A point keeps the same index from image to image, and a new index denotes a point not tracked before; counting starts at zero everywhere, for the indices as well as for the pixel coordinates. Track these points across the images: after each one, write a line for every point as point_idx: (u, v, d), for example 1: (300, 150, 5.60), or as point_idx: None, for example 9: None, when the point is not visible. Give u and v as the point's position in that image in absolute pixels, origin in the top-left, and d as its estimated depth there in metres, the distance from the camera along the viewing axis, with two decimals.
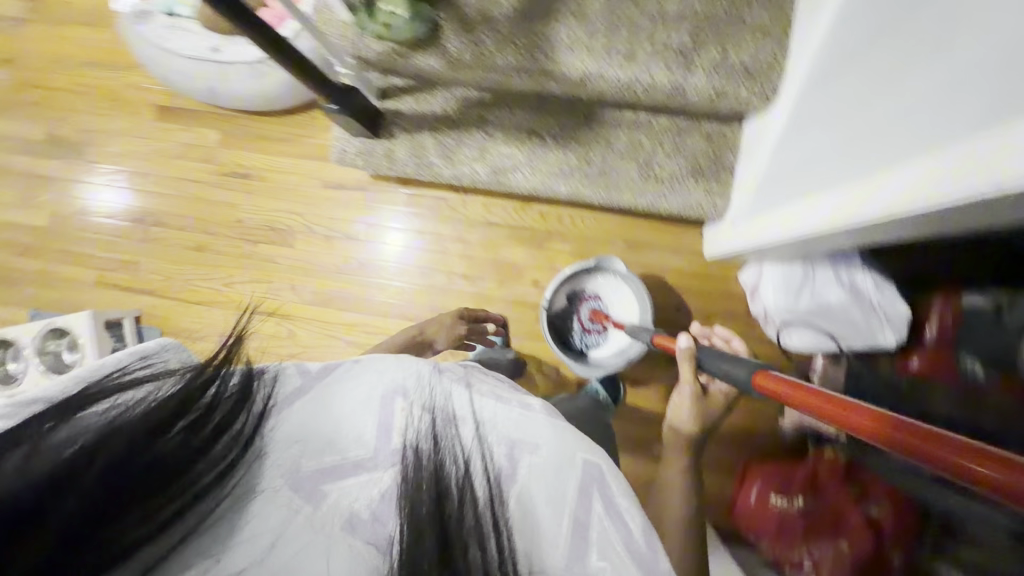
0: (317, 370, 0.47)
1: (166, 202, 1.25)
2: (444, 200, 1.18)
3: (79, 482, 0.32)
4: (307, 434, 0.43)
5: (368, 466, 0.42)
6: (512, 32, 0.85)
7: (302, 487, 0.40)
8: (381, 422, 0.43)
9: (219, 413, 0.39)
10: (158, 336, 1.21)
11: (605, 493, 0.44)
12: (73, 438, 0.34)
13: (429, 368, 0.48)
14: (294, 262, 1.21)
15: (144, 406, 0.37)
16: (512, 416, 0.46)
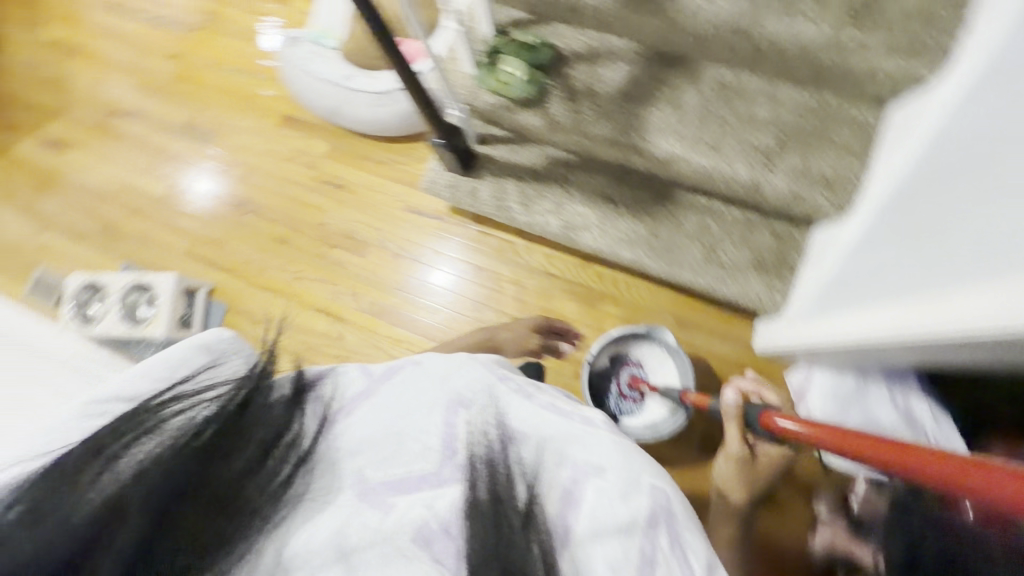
0: (380, 373, 0.55)
1: (265, 195, 1.39)
2: (511, 243, 1.25)
3: (158, 498, 0.42)
4: (376, 440, 0.49)
5: (435, 479, 0.47)
6: (611, 107, 0.94)
7: (370, 496, 0.47)
8: (445, 432, 0.49)
9: (255, 435, 0.47)
10: (223, 311, 1.31)
11: (671, 527, 0.49)
12: (147, 459, 0.44)
13: (494, 384, 0.55)
14: (361, 271, 1.29)
15: (196, 426, 0.46)
16: (577, 440, 0.51)
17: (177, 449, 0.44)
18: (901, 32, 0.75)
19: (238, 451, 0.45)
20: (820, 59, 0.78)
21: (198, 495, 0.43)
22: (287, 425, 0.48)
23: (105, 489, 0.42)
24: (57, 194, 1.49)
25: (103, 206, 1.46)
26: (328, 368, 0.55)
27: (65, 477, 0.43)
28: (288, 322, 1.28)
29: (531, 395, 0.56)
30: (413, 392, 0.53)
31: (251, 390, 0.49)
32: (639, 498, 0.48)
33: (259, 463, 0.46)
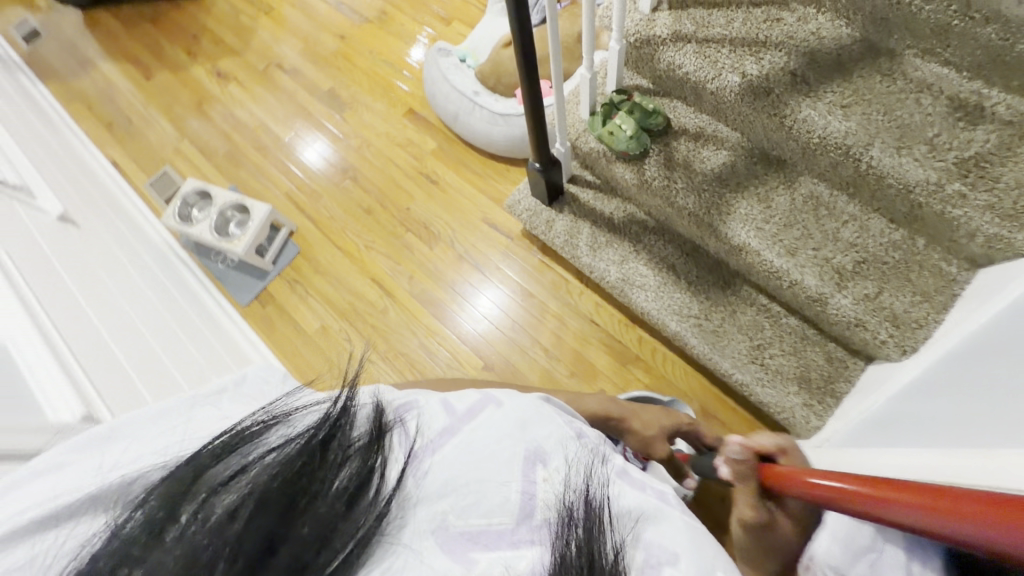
0: (462, 412, 0.50)
1: (368, 168, 1.53)
2: (566, 282, 1.29)
3: (250, 527, 0.36)
4: (456, 487, 0.44)
5: (513, 540, 0.42)
6: (702, 184, 0.99)
7: (447, 548, 0.41)
8: (524, 490, 0.44)
9: (341, 471, 0.42)
10: (294, 252, 1.43)
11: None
12: (236, 499, 0.38)
13: (569, 437, 0.50)
14: (425, 260, 1.38)
15: (284, 455, 0.41)
16: (646, 521, 0.46)
17: (265, 483, 0.39)
18: (1007, 195, 0.73)
19: (327, 487, 0.40)
20: (917, 199, 0.79)
21: (285, 546, 0.36)
22: (370, 460, 0.43)
23: (185, 538, 0.35)
24: (205, 116, 1.72)
25: (237, 136, 1.66)
26: (395, 402, 0.52)
27: (155, 520, 0.37)
28: (346, 282, 1.38)
29: (605, 457, 0.51)
30: (490, 445, 0.47)
31: (337, 413, 0.45)
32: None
33: (346, 507, 0.40)
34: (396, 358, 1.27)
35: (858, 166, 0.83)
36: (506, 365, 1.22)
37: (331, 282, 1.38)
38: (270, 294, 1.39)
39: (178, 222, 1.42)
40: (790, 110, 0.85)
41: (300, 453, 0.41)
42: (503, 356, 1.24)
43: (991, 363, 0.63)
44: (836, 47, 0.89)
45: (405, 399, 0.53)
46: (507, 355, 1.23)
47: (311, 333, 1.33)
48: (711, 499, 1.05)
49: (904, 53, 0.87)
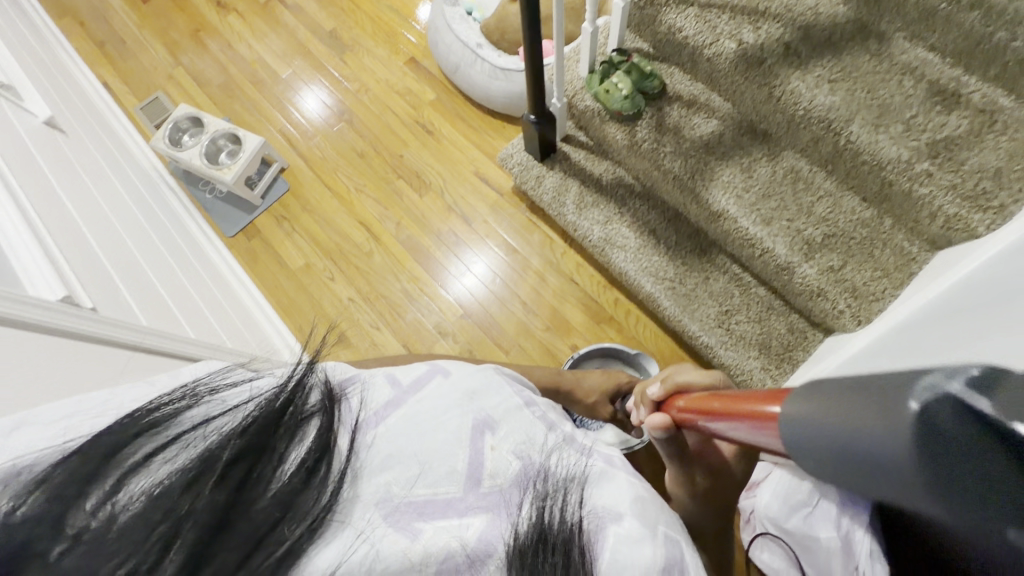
0: (408, 384, 0.47)
1: (364, 113, 1.52)
2: (550, 241, 1.31)
3: (192, 507, 0.30)
4: (402, 459, 0.41)
5: (461, 508, 0.40)
6: (689, 150, 1.01)
7: (400, 524, 0.38)
8: (471, 461, 0.42)
9: (300, 442, 0.37)
10: (284, 189, 1.43)
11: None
12: (168, 475, 0.31)
13: (518, 405, 0.47)
14: (414, 208, 1.39)
15: (230, 425, 0.35)
16: (596, 475, 0.42)
17: (209, 451, 0.33)
18: (969, 176, 0.77)
19: (281, 455, 0.35)
20: (888, 175, 0.82)
21: (241, 519, 0.31)
22: (327, 430, 0.38)
23: (103, 529, 0.28)
24: (201, 44, 1.68)
25: (233, 68, 1.64)
26: (338, 372, 0.47)
27: (60, 504, 0.29)
28: (333, 223, 1.39)
29: (554, 423, 0.48)
30: (439, 416, 0.44)
31: (293, 384, 0.40)
32: (656, 548, 0.38)
33: (304, 480, 0.35)
34: (377, 300, 1.29)
35: (838, 141, 0.86)
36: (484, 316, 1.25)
37: (318, 221, 1.39)
38: (256, 228, 1.40)
39: (167, 146, 1.40)
40: (779, 81, 0.88)
41: (252, 419, 0.35)
42: (482, 306, 1.27)
43: (935, 330, 0.65)
44: (830, 24, 0.91)
45: (337, 370, 0.48)
46: (486, 306, 1.26)
47: (294, 270, 1.34)
48: None
49: (894, 35, 0.90)
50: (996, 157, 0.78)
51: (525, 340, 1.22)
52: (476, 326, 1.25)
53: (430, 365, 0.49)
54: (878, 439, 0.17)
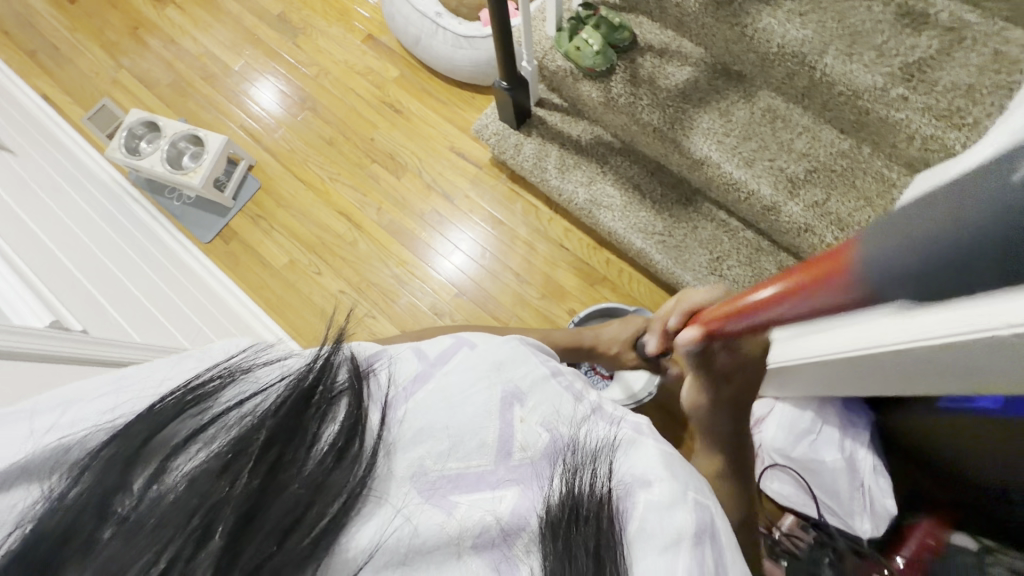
0: (434, 357, 0.48)
1: (327, 98, 1.47)
2: (535, 209, 1.30)
3: (232, 494, 0.33)
4: (432, 433, 0.43)
5: (492, 481, 0.42)
6: (665, 100, 1.00)
7: (434, 497, 0.40)
8: (501, 432, 0.44)
9: (329, 421, 0.39)
10: (255, 187, 1.38)
11: (716, 549, 0.39)
12: (206, 458, 0.35)
13: (545, 376, 0.48)
14: (392, 191, 1.36)
15: (258, 407, 0.38)
16: (625, 443, 0.44)
17: (243, 436, 0.36)
18: (943, 94, 0.78)
19: (311, 436, 0.38)
20: (865, 103, 0.83)
21: (276, 503, 0.34)
22: (355, 406, 0.41)
23: (148, 512, 0.32)
24: (142, 42, 1.58)
25: (181, 64, 1.55)
26: (367, 350, 0.49)
27: (104, 489, 0.33)
28: (311, 215, 1.35)
29: (582, 394, 0.49)
30: (466, 388, 0.45)
31: (319, 363, 0.42)
32: (684, 514, 0.39)
33: (336, 457, 0.38)
34: (368, 289, 1.28)
35: (812, 74, 0.86)
36: (478, 291, 1.25)
37: (296, 215, 1.35)
38: (232, 230, 1.35)
39: (125, 155, 1.34)
40: (750, 18, 0.87)
41: (280, 403, 0.38)
42: (475, 281, 1.26)
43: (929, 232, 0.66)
44: None
45: (370, 349, 0.49)
46: (479, 281, 1.26)
47: (279, 268, 1.31)
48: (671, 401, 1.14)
49: None
50: (967, 74, 0.79)
51: (522, 310, 1.22)
52: (471, 302, 1.24)
53: (455, 337, 0.50)
54: (960, 238, 0.21)
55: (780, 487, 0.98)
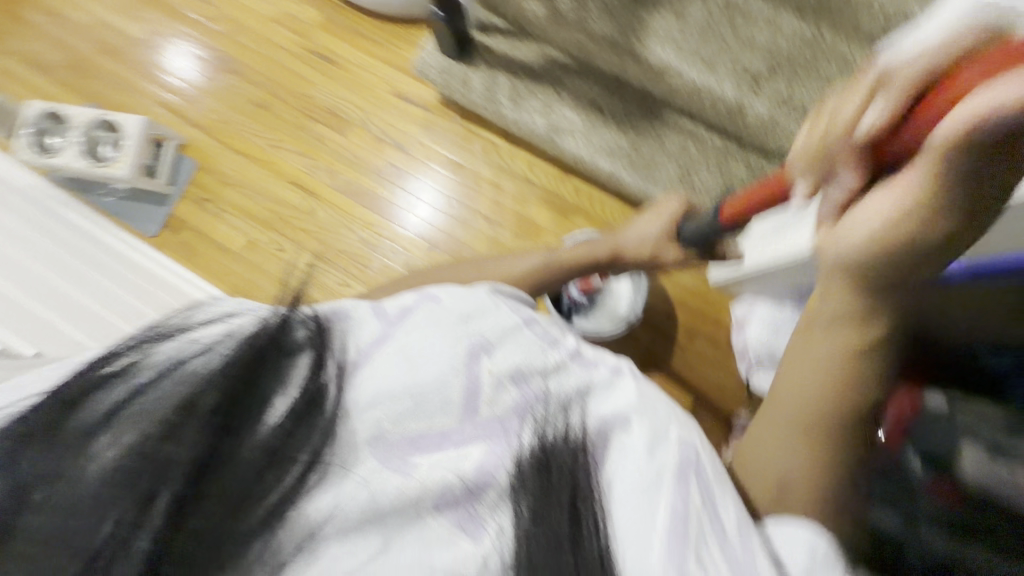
0: (395, 316, 0.52)
1: (249, 56, 1.33)
2: (496, 146, 1.24)
3: (177, 461, 0.39)
4: (390, 397, 0.47)
5: (456, 439, 0.47)
6: (616, 7, 0.93)
7: (391, 462, 0.45)
8: (468, 386, 0.48)
9: (286, 388, 0.45)
10: (193, 168, 1.28)
11: (701, 482, 0.44)
12: (162, 412, 0.41)
13: (516, 325, 0.53)
14: (341, 150, 1.27)
15: (210, 366, 0.43)
16: (601, 388, 0.50)
17: (194, 397, 0.41)
18: None
19: (265, 406, 0.43)
20: None
21: (225, 471, 0.40)
22: (313, 376, 0.46)
23: (91, 477, 0.38)
24: (21, 19, 1.39)
25: (72, 39, 1.37)
26: (344, 306, 0.52)
27: (44, 454, 0.39)
28: (260, 190, 1.26)
29: (556, 340, 0.53)
30: (435, 345, 0.50)
31: (275, 323, 0.47)
32: (666, 454, 0.45)
33: (291, 426, 0.43)
34: (337, 257, 1.22)
35: None
36: (450, 241, 1.21)
37: (244, 192, 1.27)
38: (179, 219, 1.26)
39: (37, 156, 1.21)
40: None
41: (228, 368, 0.43)
42: (446, 232, 1.22)
43: None
44: None
45: (344, 305, 0.52)
46: (450, 231, 1.22)
47: (239, 252, 1.24)
48: (656, 318, 1.16)
49: None
50: None
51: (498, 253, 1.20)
52: (446, 254, 1.21)
53: (423, 294, 0.54)
54: None
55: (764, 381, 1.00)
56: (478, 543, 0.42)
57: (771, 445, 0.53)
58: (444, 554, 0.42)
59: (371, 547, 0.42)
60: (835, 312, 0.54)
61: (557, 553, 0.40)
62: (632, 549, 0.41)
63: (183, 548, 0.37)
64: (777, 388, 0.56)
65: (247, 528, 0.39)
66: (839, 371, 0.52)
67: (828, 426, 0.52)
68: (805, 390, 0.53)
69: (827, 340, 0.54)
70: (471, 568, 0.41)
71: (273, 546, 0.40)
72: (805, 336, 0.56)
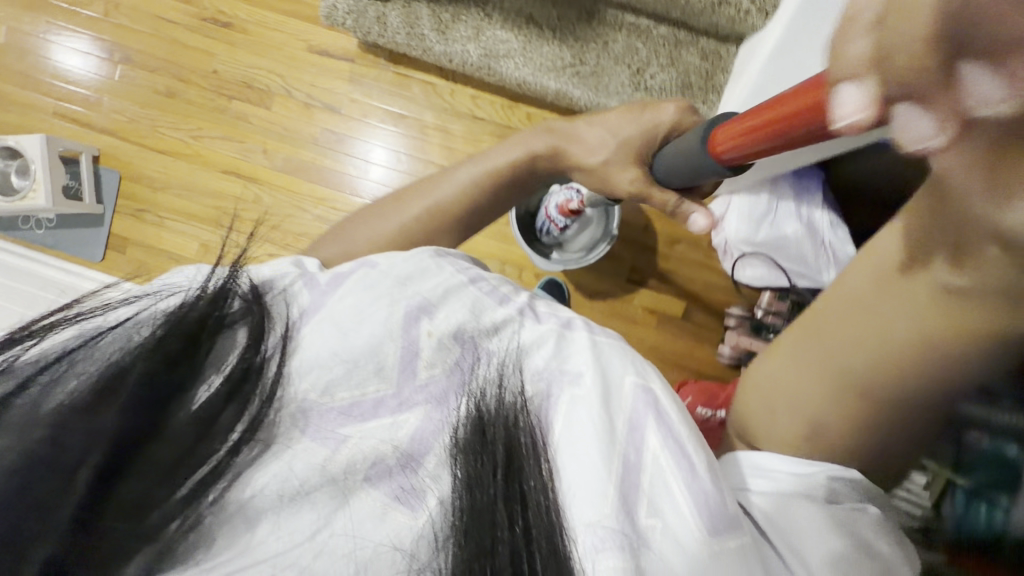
0: (327, 285, 0.51)
1: (139, 39, 1.19)
2: (432, 85, 1.15)
3: (103, 437, 0.37)
4: (322, 365, 0.46)
5: (393, 406, 0.46)
6: None
7: (318, 435, 0.44)
8: (406, 344, 0.48)
9: (217, 365, 0.43)
10: (116, 179, 1.17)
11: (661, 420, 0.44)
12: (76, 389, 0.38)
13: (460, 283, 0.52)
14: (270, 125, 1.17)
15: (133, 341, 0.41)
16: (548, 343, 0.49)
17: (114, 375, 0.39)
18: None
19: (194, 385, 0.42)
20: None
21: (157, 445, 0.39)
22: (249, 351, 0.44)
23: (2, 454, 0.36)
24: None
25: None
26: (287, 273, 0.52)
27: None
28: (195, 187, 1.16)
29: (506, 297, 0.53)
30: (369, 309, 0.49)
31: (213, 291, 0.46)
32: (621, 403, 0.45)
33: (223, 403, 0.42)
34: (298, 241, 1.15)
35: None
36: None
37: (178, 193, 1.17)
38: (120, 236, 1.17)
39: None
40: None
41: (150, 344, 0.41)
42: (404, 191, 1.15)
43: None
44: None
45: (281, 262, 0.53)
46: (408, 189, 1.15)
47: (193, 258, 1.16)
48: (636, 234, 1.14)
49: None
50: None
51: None
52: None
53: (363, 261, 0.53)
54: None
55: (752, 272, 1.01)
56: (416, 515, 0.41)
57: (806, 381, 0.48)
58: (377, 528, 0.41)
59: (299, 529, 0.41)
60: (924, 251, 0.39)
61: (491, 521, 0.39)
62: (582, 500, 0.41)
63: (99, 531, 0.36)
64: (837, 316, 0.46)
65: (167, 512, 0.38)
66: (941, 348, 0.40)
67: (887, 398, 0.43)
68: (868, 349, 0.43)
69: (910, 298, 0.40)
70: (404, 540, 0.40)
71: (197, 532, 0.40)
72: (889, 267, 0.42)
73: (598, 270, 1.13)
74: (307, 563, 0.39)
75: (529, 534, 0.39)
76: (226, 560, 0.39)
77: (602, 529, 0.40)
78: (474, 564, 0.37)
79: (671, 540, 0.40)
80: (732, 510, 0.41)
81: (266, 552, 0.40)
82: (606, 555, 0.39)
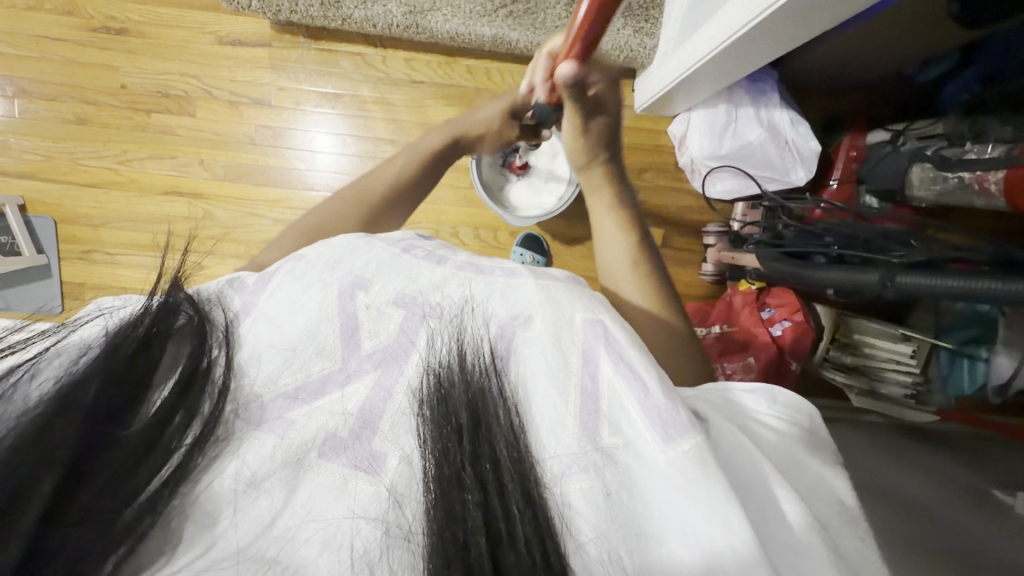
0: (255, 283, 0.46)
1: (28, 65, 1.08)
2: (361, 55, 1.08)
3: (55, 455, 0.32)
4: (263, 355, 0.42)
5: (340, 379, 0.41)
6: None
7: (267, 424, 0.39)
8: (345, 321, 0.43)
9: (165, 376, 0.39)
10: (49, 224, 1.08)
11: (612, 351, 0.41)
12: (26, 410, 0.34)
13: (393, 253, 0.47)
14: (198, 133, 1.09)
15: (81, 362, 0.37)
16: (496, 293, 0.45)
17: (66, 392, 0.35)
18: None
19: (146, 393, 0.38)
20: None
21: (111, 452, 0.35)
22: (196, 354, 0.40)
23: None
24: None
25: None
26: (216, 280, 0.46)
27: None
28: (138, 215, 1.09)
29: (443, 258, 0.48)
30: (302, 294, 0.44)
31: (157, 307, 0.41)
32: (572, 335, 0.42)
33: (175, 408, 0.38)
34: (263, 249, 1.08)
35: None
36: None
37: (121, 226, 1.09)
38: (72, 283, 1.09)
39: None
40: None
41: (102, 356, 0.37)
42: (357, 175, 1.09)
43: None
44: None
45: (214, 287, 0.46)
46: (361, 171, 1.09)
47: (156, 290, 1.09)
48: None
49: None
50: None
51: None
52: None
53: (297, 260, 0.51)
54: None
55: (721, 185, 1.01)
56: (378, 479, 0.37)
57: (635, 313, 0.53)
58: (338, 501, 0.37)
59: (258, 516, 0.36)
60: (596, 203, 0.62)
61: (458, 486, 0.36)
62: (545, 432, 0.39)
63: (58, 544, 0.31)
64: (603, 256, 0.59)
65: (134, 514, 0.34)
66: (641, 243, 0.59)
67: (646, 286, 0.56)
68: (614, 243, 0.59)
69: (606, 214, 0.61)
70: (371, 506, 0.36)
71: (166, 527, 0.36)
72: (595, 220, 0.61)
73: (573, 216, 1.12)
74: (273, 554, 0.35)
75: (500, 485, 0.36)
76: (188, 560, 0.34)
77: (565, 456, 0.38)
78: (444, 531, 0.34)
79: (634, 457, 0.38)
80: (686, 417, 0.38)
81: (227, 548, 0.35)
82: (572, 478, 0.37)
